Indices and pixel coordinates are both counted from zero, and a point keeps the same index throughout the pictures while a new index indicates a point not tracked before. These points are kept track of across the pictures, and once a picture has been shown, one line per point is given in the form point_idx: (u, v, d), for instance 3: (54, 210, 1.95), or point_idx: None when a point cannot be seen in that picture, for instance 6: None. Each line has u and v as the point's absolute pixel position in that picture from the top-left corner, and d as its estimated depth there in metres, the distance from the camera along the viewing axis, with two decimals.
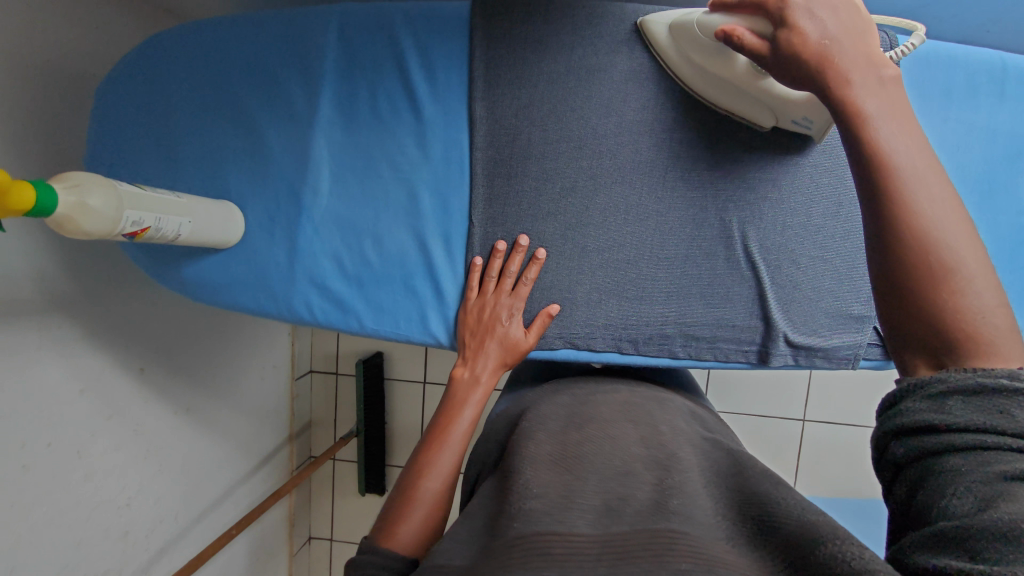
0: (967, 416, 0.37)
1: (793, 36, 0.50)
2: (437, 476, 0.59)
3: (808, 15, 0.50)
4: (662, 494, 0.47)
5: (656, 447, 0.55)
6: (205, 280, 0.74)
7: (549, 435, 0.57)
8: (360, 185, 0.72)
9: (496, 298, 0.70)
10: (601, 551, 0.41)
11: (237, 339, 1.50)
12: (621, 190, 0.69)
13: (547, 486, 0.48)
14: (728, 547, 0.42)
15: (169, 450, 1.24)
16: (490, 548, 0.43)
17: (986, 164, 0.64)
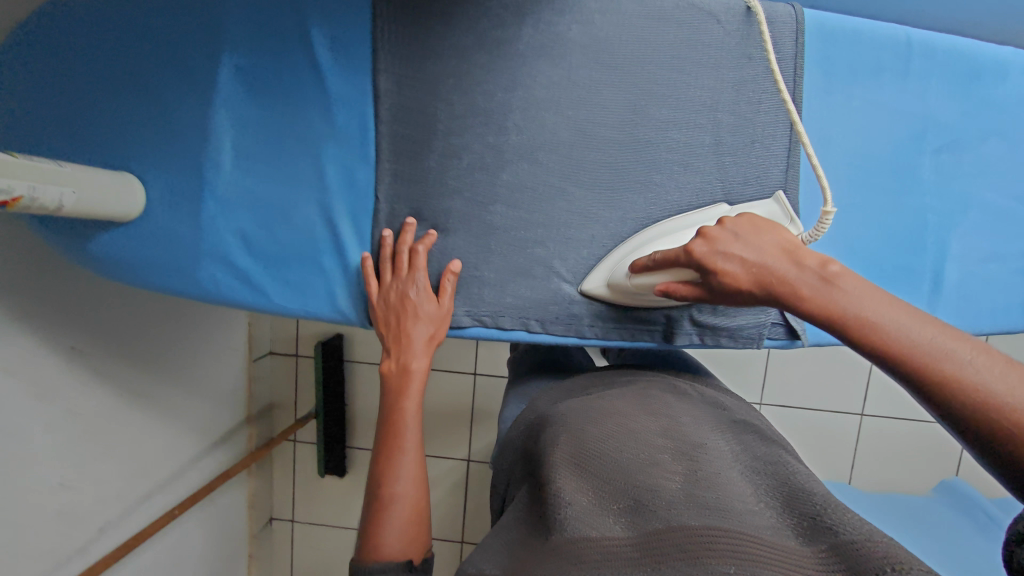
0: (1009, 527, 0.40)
1: (719, 284, 0.53)
2: (401, 477, 0.62)
3: (724, 260, 0.53)
4: (692, 489, 0.49)
5: (682, 438, 0.57)
6: (106, 256, 0.71)
7: (569, 433, 0.59)
8: (267, 160, 0.70)
9: (404, 275, 0.68)
10: (637, 552, 0.44)
11: (186, 321, 1.47)
12: (529, 167, 0.68)
13: (577, 492, 0.51)
14: (778, 539, 0.43)
15: (111, 432, 1.22)
16: (533, 560, 0.47)
17: (891, 146, 0.63)
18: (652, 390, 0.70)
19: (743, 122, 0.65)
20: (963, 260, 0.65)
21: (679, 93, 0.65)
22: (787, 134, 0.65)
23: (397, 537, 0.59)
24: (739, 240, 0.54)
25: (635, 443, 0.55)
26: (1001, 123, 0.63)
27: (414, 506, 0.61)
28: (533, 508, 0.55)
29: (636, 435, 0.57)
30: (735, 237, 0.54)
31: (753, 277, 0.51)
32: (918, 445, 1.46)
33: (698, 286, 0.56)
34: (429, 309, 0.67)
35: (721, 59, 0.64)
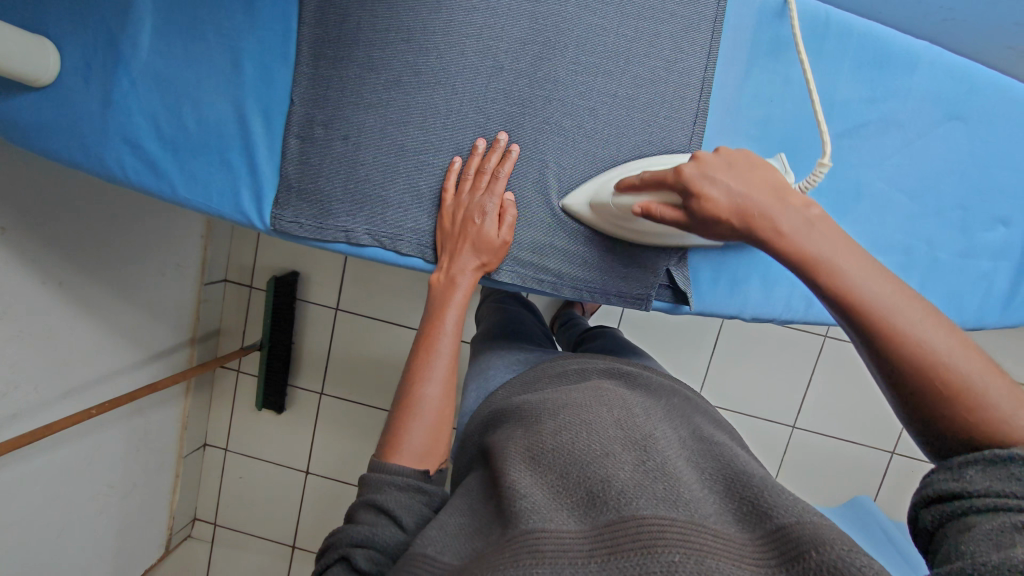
0: (985, 483, 0.39)
1: (701, 209, 0.55)
2: (433, 385, 0.62)
3: (710, 183, 0.54)
4: (644, 477, 0.49)
5: (633, 426, 0.56)
6: (13, 119, 0.70)
7: (524, 429, 0.59)
8: (183, 46, 0.69)
9: (483, 200, 0.65)
10: (592, 547, 0.44)
11: (132, 227, 1.47)
12: (442, 92, 0.68)
13: (532, 486, 0.51)
14: (726, 533, 0.46)
15: (33, 320, 1.21)
16: (487, 552, 0.47)
17: (792, 125, 0.66)
18: (604, 382, 0.70)
19: (654, 77, 0.65)
20: None
21: (590, 39, 0.65)
22: (697, 95, 0.66)
23: (419, 446, 0.60)
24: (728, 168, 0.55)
25: (589, 429, 0.55)
26: (900, 115, 0.65)
27: (443, 418, 0.62)
28: (489, 497, 0.54)
29: (589, 419, 0.57)
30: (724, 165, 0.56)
31: (736, 206, 0.53)
32: (837, 460, 1.48)
33: (681, 212, 0.57)
34: (491, 236, 0.65)
35: (642, 12, 0.64)
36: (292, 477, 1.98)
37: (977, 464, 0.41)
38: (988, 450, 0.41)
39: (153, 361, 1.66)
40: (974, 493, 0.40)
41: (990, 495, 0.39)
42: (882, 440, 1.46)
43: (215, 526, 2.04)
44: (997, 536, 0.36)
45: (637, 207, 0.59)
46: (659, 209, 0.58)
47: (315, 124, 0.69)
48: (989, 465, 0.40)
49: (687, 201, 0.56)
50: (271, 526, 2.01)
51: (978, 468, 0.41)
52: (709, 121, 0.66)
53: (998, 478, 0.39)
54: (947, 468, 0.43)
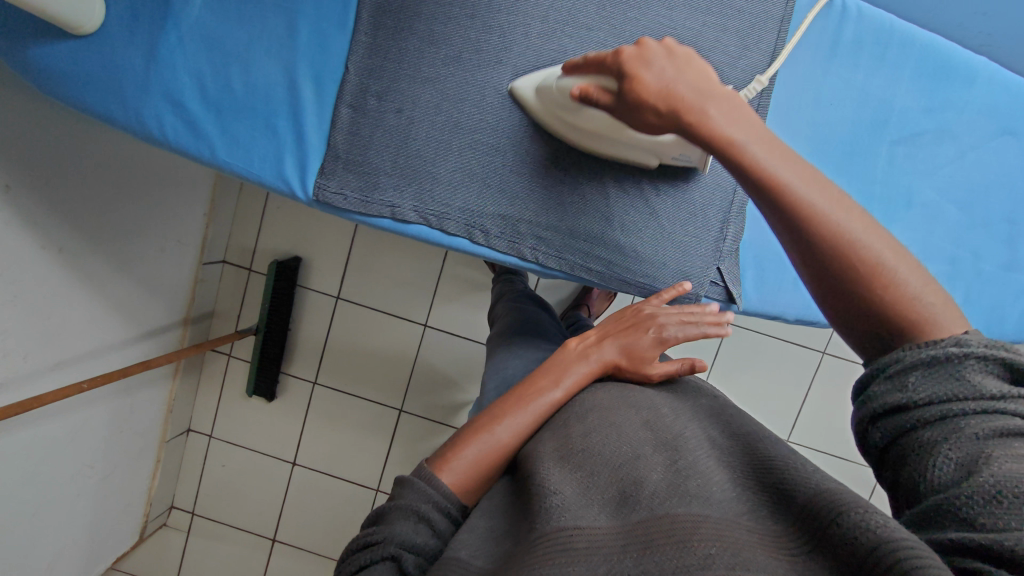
0: (930, 389, 0.39)
1: (632, 93, 0.53)
2: (507, 428, 0.59)
3: (646, 66, 0.52)
4: (676, 475, 0.47)
5: (662, 426, 0.54)
6: (50, 68, 0.68)
7: (554, 431, 0.57)
8: (238, 7, 0.68)
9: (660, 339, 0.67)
10: (624, 542, 0.42)
11: (137, 197, 1.43)
12: (503, 72, 0.67)
13: (561, 483, 0.49)
14: (757, 525, 0.42)
15: (30, 285, 1.16)
16: (515, 553, 0.45)
17: (851, 129, 0.65)
18: (634, 377, 0.68)
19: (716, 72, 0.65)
20: None
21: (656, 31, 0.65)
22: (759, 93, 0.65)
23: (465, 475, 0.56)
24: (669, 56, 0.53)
25: (617, 432, 0.53)
26: (955, 125, 0.66)
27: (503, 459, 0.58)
28: (514, 502, 0.53)
29: (618, 422, 0.55)
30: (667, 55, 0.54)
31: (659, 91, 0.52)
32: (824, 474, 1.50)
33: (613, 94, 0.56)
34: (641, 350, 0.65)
35: (710, 5, 0.64)
36: (278, 467, 1.92)
37: (917, 360, 0.40)
38: (924, 348, 0.41)
39: (144, 338, 1.60)
40: (920, 403, 0.39)
41: (933, 403, 0.39)
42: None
43: (192, 515, 1.97)
44: (964, 457, 0.36)
45: (574, 88, 0.57)
46: (595, 91, 0.56)
47: (369, 94, 0.68)
48: (926, 367, 0.40)
49: (621, 85, 0.54)
50: (251, 517, 1.94)
51: (920, 373, 0.40)
52: (769, 119, 0.65)
53: (941, 381, 0.39)
54: (886, 377, 0.42)
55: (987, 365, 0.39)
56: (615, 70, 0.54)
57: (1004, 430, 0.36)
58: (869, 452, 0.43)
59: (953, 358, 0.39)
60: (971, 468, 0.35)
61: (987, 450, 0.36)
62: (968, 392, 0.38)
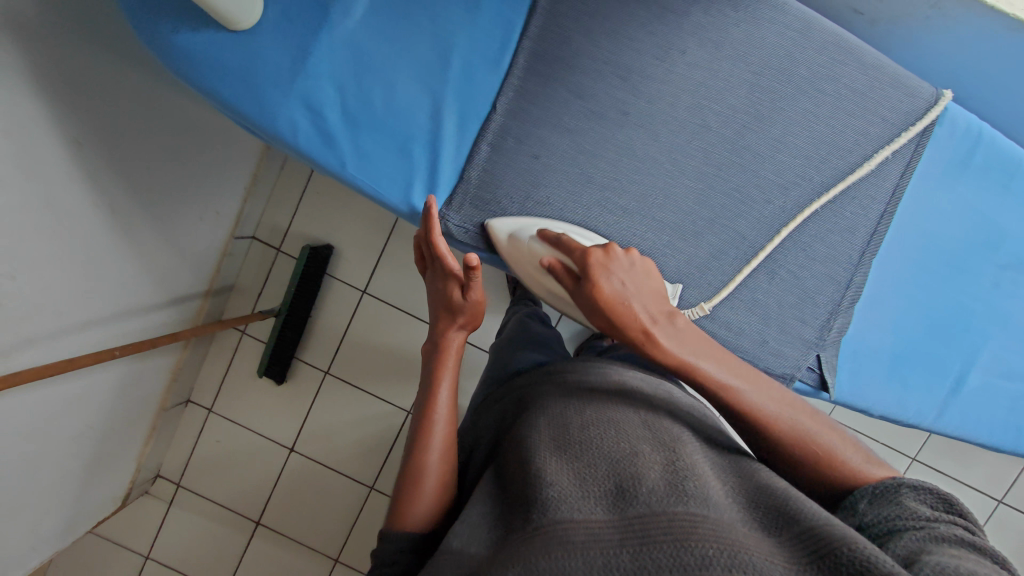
0: (872, 513, 0.46)
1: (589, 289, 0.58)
2: (436, 454, 0.60)
3: (605, 275, 0.59)
4: (674, 474, 0.48)
5: (660, 427, 0.56)
6: (193, 55, 0.66)
7: (551, 421, 0.59)
8: (396, 29, 0.67)
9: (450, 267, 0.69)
10: (621, 537, 0.43)
11: (192, 163, 1.37)
12: (644, 135, 0.68)
13: (558, 473, 0.51)
14: (751, 533, 0.43)
15: (78, 241, 1.09)
16: (511, 541, 0.47)
17: (965, 247, 0.70)
18: (629, 374, 0.70)
19: (850, 173, 0.68)
20: (986, 370, 0.72)
21: (799, 124, 0.67)
22: (885, 198, 0.68)
23: (428, 511, 0.58)
24: (628, 269, 0.60)
25: (617, 430, 0.55)
26: None
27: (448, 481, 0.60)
28: (505, 486, 0.54)
29: (617, 421, 0.57)
30: (624, 264, 0.60)
31: (612, 293, 0.58)
32: None
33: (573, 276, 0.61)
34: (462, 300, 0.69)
35: (855, 110, 0.67)
36: (275, 454, 1.75)
37: (865, 492, 0.48)
38: (871, 485, 0.49)
39: (167, 306, 1.52)
40: (868, 526, 0.46)
41: (876, 524, 0.45)
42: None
43: (178, 487, 1.74)
44: (900, 547, 0.42)
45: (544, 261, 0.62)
46: (560, 270, 0.61)
47: (509, 135, 0.69)
48: (871, 497, 0.48)
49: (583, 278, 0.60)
50: (241, 500, 1.74)
51: (865, 503, 0.48)
52: (890, 225, 0.69)
53: (882, 506, 0.46)
54: (844, 510, 0.49)
55: (923, 494, 0.46)
56: (579, 264, 0.60)
57: (926, 532, 0.42)
58: None
59: (889, 489, 0.47)
60: (905, 555, 0.40)
61: (918, 544, 0.41)
62: (901, 509, 0.45)
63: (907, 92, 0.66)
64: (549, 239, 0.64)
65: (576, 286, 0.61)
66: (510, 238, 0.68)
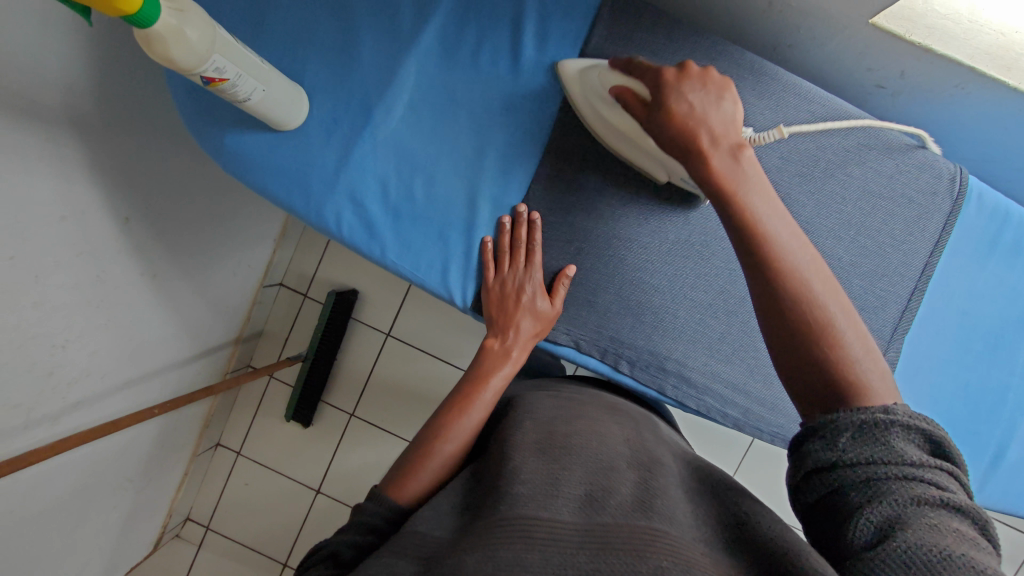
0: (856, 453, 0.43)
1: (658, 115, 0.54)
2: (457, 441, 0.62)
3: (678, 98, 0.53)
4: (643, 494, 0.50)
5: (640, 454, 0.58)
6: (246, 156, 0.70)
7: (536, 427, 0.60)
8: (435, 123, 0.71)
9: (522, 268, 0.70)
10: (583, 539, 0.44)
11: (228, 221, 1.41)
12: (675, 219, 0.71)
13: (533, 472, 0.51)
14: (704, 551, 0.44)
15: (122, 307, 1.13)
16: (472, 530, 0.46)
17: (999, 323, 0.71)
18: (620, 406, 0.72)
19: (880, 252, 0.69)
20: None
21: (828, 205, 0.68)
22: (916, 275, 0.69)
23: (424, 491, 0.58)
24: (702, 87, 0.54)
25: (598, 445, 0.57)
26: None
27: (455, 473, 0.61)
28: (477, 481, 0.55)
29: (600, 437, 0.59)
30: (701, 86, 0.54)
31: (685, 123, 0.53)
32: None
33: (643, 108, 0.57)
34: (545, 309, 0.70)
35: (883, 191, 0.69)
36: (301, 496, 1.74)
37: (850, 422, 0.44)
38: (859, 414, 0.45)
39: (201, 356, 1.55)
40: (849, 464, 0.43)
41: (859, 466, 0.43)
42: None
43: (207, 530, 1.76)
44: (883, 513, 0.40)
45: (615, 88, 0.59)
46: (632, 99, 0.57)
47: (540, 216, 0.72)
48: (855, 429, 0.44)
49: (653, 108, 0.55)
50: (269, 543, 1.74)
51: (849, 437, 0.44)
52: (922, 301, 0.70)
53: (867, 444, 0.43)
54: (818, 436, 0.45)
55: (910, 433, 0.44)
56: (651, 87, 0.56)
57: (915, 496, 0.40)
58: (797, 499, 0.47)
59: (879, 424, 0.44)
60: (888, 528, 0.39)
61: (903, 512, 0.39)
62: (889, 458, 0.42)
63: (930, 172, 0.69)
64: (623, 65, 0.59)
65: (646, 115, 0.56)
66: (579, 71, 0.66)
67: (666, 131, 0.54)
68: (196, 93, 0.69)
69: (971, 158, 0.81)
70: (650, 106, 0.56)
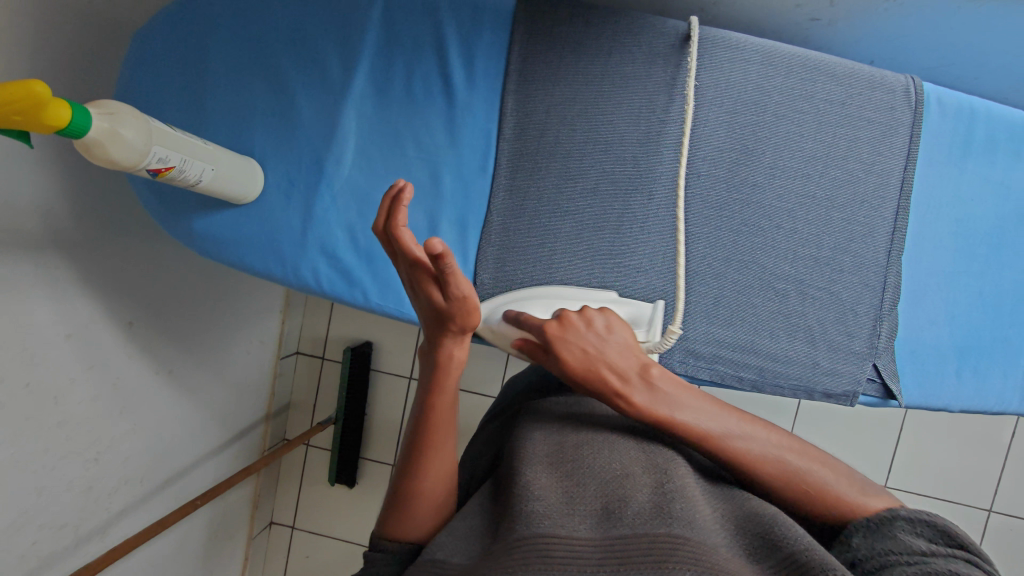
0: (870, 548, 0.43)
1: (558, 366, 0.54)
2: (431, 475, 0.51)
3: (566, 346, 0.54)
4: (663, 497, 0.44)
5: (654, 443, 0.52)
6: (216, 236, 0.72)
7: (543, 433, 0.55)
8: (385, 162, 0.72)
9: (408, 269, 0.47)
10: (601, 558, 0.40)
11: (230, 304, 1.43)
12: (640, 198, 0.70)
13: (544, 487, 0.46)
14: (736, 563, 0.40)
15: (145, 409, 1.16)
16: (490, 551, 0.43)
17: (997, 222, 0.69)
18: None
19: (853, 179, 0.68)
20: None
21: (788, 147, 0.68)
22: (897, 194, 0.68)
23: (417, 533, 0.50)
24: (587, 331, 0.55)
25: (610, 445, 0.51)
26: None
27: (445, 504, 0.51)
28: (493, 501, 0.50)
29: (611, 436, 0.53)
30: (587, 327, 0.55)
31: (585, 366, 0.53)
32: (970, 523, 1.25)
33: (541, 352, 0.57)
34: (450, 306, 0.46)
35: (840, 119, 0.68)
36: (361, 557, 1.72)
37: (860, 522, 0.45)
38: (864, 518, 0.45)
39: (233, 441, 1.56)
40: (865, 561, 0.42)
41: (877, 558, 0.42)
42: (1009, 504, 1.24)
43: None
44: None
45: (515, 343, 0.58)
46: (526, 346, 0.57)
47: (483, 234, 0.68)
48: (865, 529, 0.44)
49: (550, 352, 0.55)
50: None
51: (859, 535, 0.44)
52: (909, 219, 0.68)
53: (878, 539, 0.43)
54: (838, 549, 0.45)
55: (917, 526, 0.43)
56: (542, 338, 0.56)
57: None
58: None
59: (887, 521, 0.44)
60: None
61: None
62: (908, 548, 0.41)
63: (882, 89, 0.67)
64: (513, 319, 0.61)
65: (545, 358, 0.56)
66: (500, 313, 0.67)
67: (572, 375, 0.54)
68: (158, 188, 0.72)
69: (932, 64, 0.78)
70: (548, 348, 0.56)
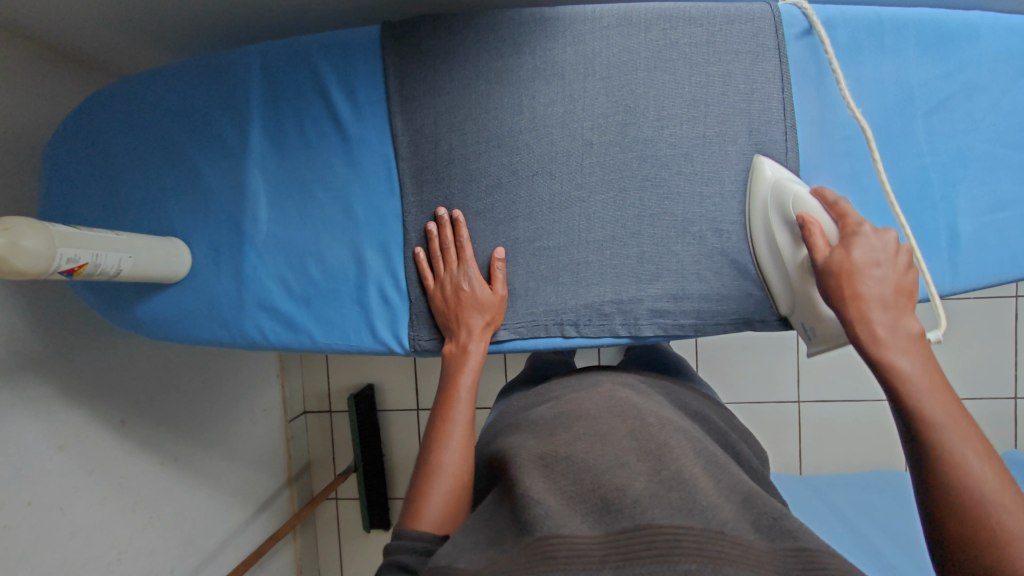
0: None
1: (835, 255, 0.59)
2: (453, 453, 0.62)
3: (860, 248, 0.58)
4: (660, 485, 0.45)
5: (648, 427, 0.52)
6: (159, 317, 0.75)
7: (540, 431, 0.57)
8: (299, 209, 0.75)
9: (456, 266, 0.71)
10: (605, 553, 0.40)
11: (224, 381, 1.45)
12: (543, 179, 0.72)
13: (544, 486, 0.47)
14: (743, 541, 0.41)
15: (159, 502, 1.18)
16: (497, 555, 0.43)
17: (882, 117, 0.70)
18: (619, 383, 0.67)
19: (733, 114, 0.71)
20: (974, 212, 0.71)
21: (667, 96, 0.71)
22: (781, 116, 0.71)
23: (440, 513, 0.57)
24: (884, 252, 0.58)
25: (605, 434, 0.52)
26: (980, 80, 0.71)
27: (462, 483, 0.60)
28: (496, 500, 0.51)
29: (606, 424, 0.53)
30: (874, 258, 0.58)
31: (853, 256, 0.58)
32: None
33: (824, 247, 0.60)
34: (486, 295, 0.70)
35: (709, 58, 0.70)
36: None
37: None
38: None
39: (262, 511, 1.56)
40: None
41: None
42: (994, 386, 1.29)
43: None
44: None
45: (802, 215, 0.62)
46: (814, 230, 0.61)
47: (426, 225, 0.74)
48: None
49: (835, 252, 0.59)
50: None
51: None
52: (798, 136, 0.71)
53: None
54: None
55: None
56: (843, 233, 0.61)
57: None
58: None
59: None
60: None
61: None
62: None
63: (744, 21, 0.71)
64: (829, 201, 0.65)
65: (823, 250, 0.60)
66: (772, 186, 0.68)
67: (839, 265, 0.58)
68: (97, 286, 0.76)
69: None
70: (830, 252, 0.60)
